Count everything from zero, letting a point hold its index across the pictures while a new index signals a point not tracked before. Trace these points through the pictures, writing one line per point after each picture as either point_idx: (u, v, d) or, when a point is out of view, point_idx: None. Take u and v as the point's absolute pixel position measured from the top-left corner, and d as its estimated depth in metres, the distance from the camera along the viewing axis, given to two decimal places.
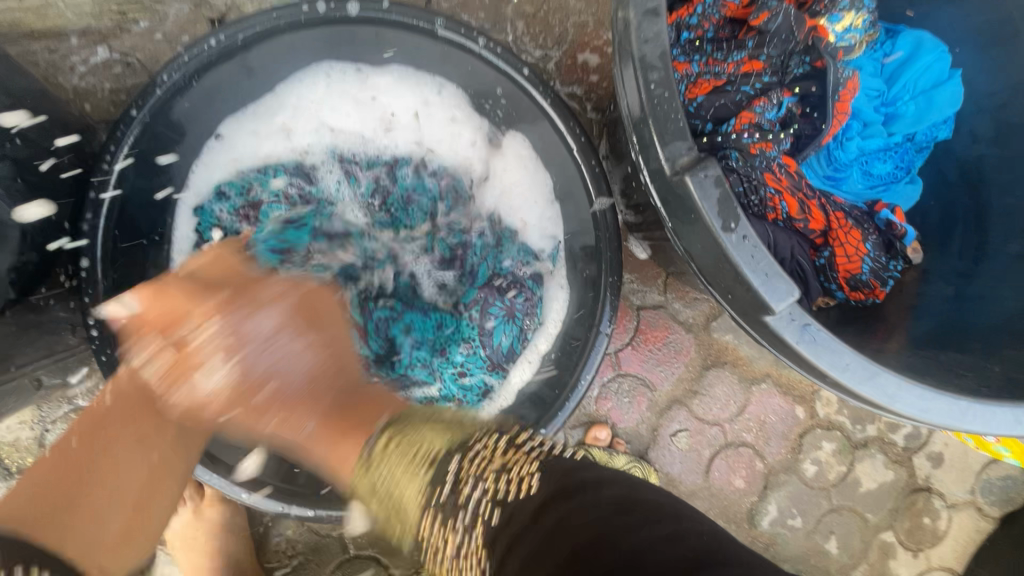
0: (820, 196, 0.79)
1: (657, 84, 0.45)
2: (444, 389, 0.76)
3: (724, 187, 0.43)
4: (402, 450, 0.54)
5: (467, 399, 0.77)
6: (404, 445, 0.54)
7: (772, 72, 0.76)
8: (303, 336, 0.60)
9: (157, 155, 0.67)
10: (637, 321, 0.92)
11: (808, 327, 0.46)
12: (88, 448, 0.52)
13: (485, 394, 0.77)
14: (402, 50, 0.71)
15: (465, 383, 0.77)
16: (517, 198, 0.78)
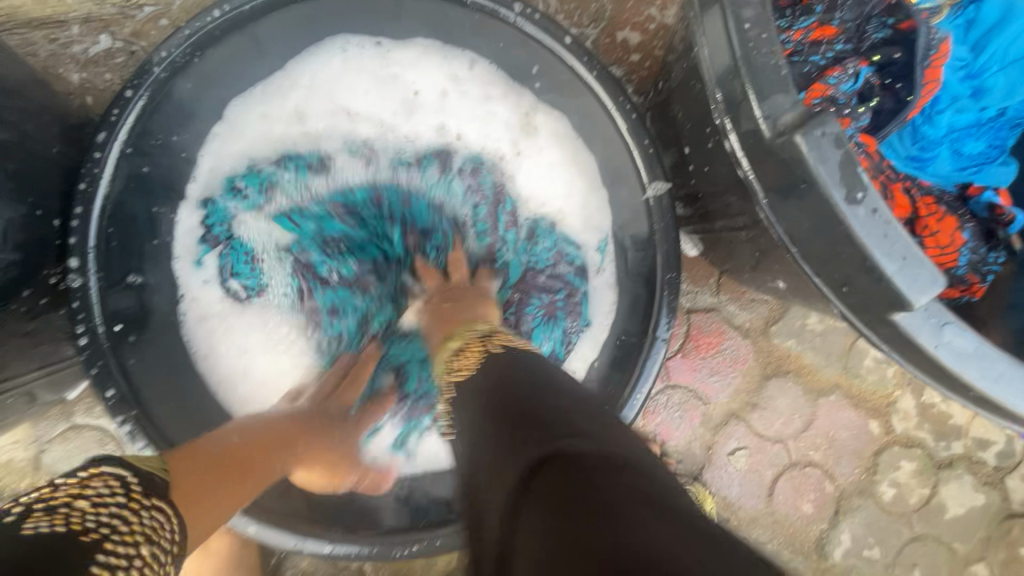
0: (905, 178, 0.69)
1: (753, 26, 0.39)
2: None
3: (843, 148, 0.38)
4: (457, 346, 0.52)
5: None
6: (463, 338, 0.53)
7: (845, 38, 0.67)
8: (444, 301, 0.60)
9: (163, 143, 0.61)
10: (687, 326, 0.82)
11: (948, 327, 0.38)
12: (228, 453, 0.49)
13: None
14: (426, 21, 0.64)
15: None
16: (558, 188, 0.69)
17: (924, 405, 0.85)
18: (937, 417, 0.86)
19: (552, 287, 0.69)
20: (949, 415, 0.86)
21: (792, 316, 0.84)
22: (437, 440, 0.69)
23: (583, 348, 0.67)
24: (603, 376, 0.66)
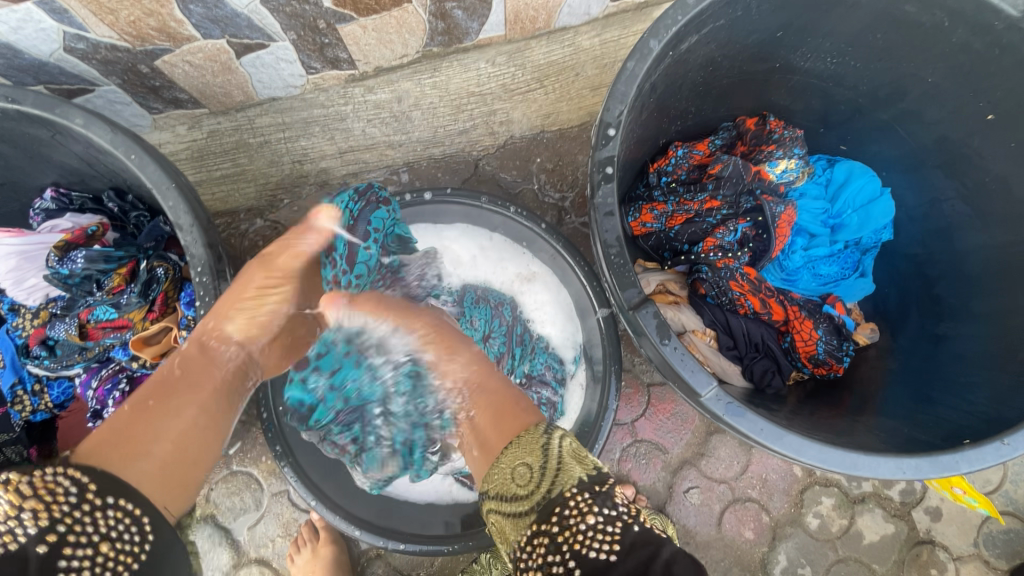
0: (779, 293, 1.04)
1: (615, 255, 0.73)
2: None
3: (659, 317, 0.71)
4: (571, 450, 0.63)
5: None
6: (574, 442, 0.65)
7: (727, 206, 1.03)
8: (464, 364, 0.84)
9: None
10: (649, 395, 1.15)
11: (731, 404, 0.69)
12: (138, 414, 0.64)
13: None
14: (461, 214, 1.04)
15: None
16: (548, 314, 1.07)
17: None
18: None
19: (540, 384, 1.04)
20: None
21: None
22: (455, 482, 1.05)
23: (560, 422, 1.04)
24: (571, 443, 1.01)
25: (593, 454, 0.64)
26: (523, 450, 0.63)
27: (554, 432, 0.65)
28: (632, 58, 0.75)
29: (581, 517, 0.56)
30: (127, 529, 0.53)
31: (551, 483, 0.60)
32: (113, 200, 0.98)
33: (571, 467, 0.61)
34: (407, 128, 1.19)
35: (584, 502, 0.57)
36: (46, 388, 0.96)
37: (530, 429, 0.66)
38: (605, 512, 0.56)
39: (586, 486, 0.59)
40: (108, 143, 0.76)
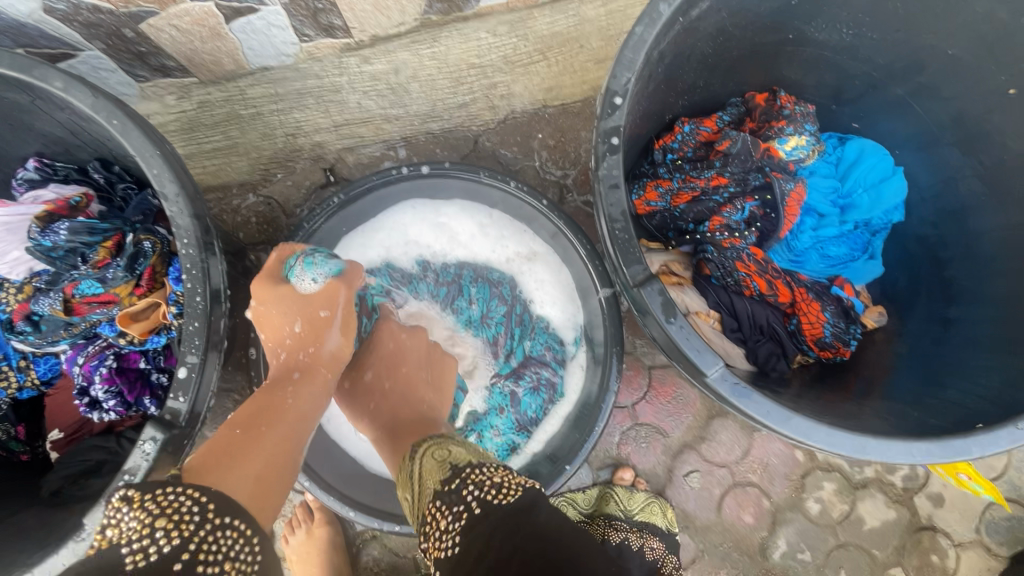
0: (786, 275, 1.01)
1: (620, 231, 0.69)
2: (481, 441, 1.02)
3: (665, 294, 0.67)
4: (438, 457, 0.71)
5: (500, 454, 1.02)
6: (435, 454, 0.71)
7: (735, 184, 1.00)
8: (385, 380, 0.85)
9: None
10: (650, 378, 1.12)
11: (737, 385, 0.67)
12: (241, 424, 0.67)
13: (514, 449, 1.02)
14: (460, 190, 1.01)
15: (500, 440, 1.02)
16: (549, 293, 1.04)
17: None
18: None
19: (540, 365, 1.02)
20: None
21: None
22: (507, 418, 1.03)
23: (560, 404, 1.01)
24: (570, 426, 0.99)
25: (454, 455, 0.71)
26: (400, 482, 0.74)
27: (421, 453, 0.73)
28: (640, 22, 0.72)
29: (437, 527, 0.66)
30: (240, 547, 0.55)
31: (420, 495, 0.70)
32: (99, 171, 0.95)
33: (427, 478, 0.69)
34: (404, 101, 1.15)
35: (438, 510, 0.67)
36: (33, 364, 0.94)
37: (405, 458, 0.74)
38: (451, 512, 0.66)
39: (438, 492, 0.67)
40: (89, 107, 0.72)
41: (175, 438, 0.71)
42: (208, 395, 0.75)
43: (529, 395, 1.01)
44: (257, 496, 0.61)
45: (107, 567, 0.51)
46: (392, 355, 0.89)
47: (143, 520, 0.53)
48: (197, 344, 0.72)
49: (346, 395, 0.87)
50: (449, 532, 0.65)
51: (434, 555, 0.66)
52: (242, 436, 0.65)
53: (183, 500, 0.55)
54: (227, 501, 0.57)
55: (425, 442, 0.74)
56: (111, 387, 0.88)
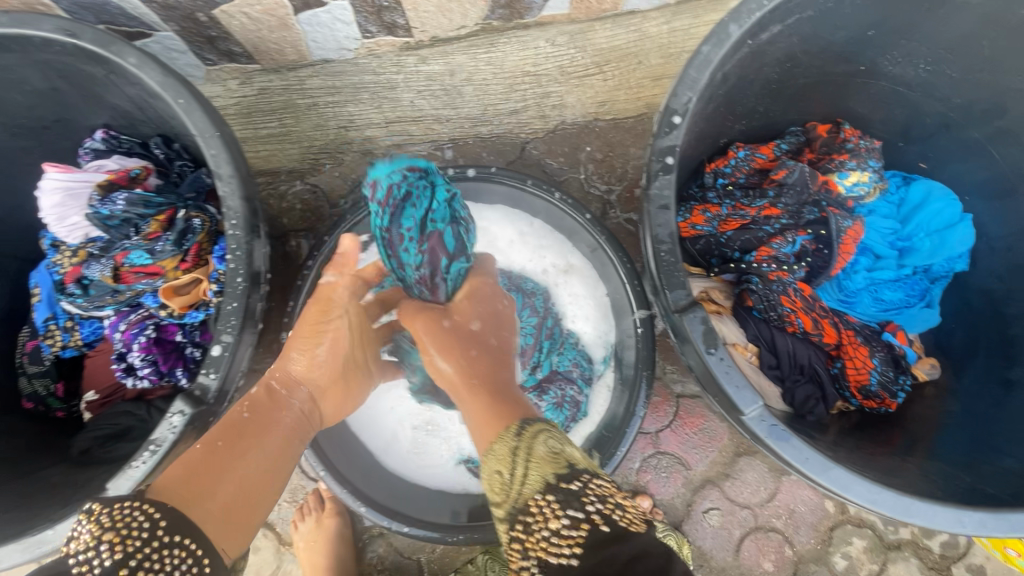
0: (833, 315, 0.96)
1: (665, 253, 0.67)
2: None
3: (707, 323, 0.64)
4: (551, 454, 0.67)
5: None
6: (548, 445, 0.69)
7: (787, 215, 0.96)
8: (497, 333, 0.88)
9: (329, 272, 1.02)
10: (677, 407, 1.09)
11: (775, 427, 0.64)
12: (194, 458, 0.68)
13: None
14: (504, 196, 1.01)
15: None
16: (582, 308, 1.02)
17: None
18: None
19: (565, 381, 1.01)
20: None
21: None
22: None
23: (583, 423, 0.99)
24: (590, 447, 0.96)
25: (569, 451, 0.69)
26: (495, 459, 0.69)
27: (529, 433, 0.70)
28: (707, 42, 0.70)
29: (543, 524, 0.61)
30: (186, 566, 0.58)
31: (520, 483, 0.65)
32: (160, 147, 0.99)
33: (540, 471, 0.65)
34: (457, 103, 1.15)
35: (551, 508, 0.61)
36: (78, 326, 0.98)
37: (504, 432, 0.70)
38: (567, 515, 0.60)
39: (551, 485, 0.63)
40: (157, 85, 0.74)
41: (201, 414, 0.72)
42: (238, 374, 0.76)
43: (552, 410, 1.00)
44: (209, 511, 0.64)
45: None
46: (497, 315, 0.89)
47: (94, 534, 0.57)
48: (234, 324, 0.73)
49: (449, 328, 0.87)
50: (566, 539, 0.59)
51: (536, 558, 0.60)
52: (242, 430, 0.73)
53: (132, 514, 0.58)
54: (179, 519, 0.60)
55: (537, 428, 0.71)
56: (147, 356, 0.90)
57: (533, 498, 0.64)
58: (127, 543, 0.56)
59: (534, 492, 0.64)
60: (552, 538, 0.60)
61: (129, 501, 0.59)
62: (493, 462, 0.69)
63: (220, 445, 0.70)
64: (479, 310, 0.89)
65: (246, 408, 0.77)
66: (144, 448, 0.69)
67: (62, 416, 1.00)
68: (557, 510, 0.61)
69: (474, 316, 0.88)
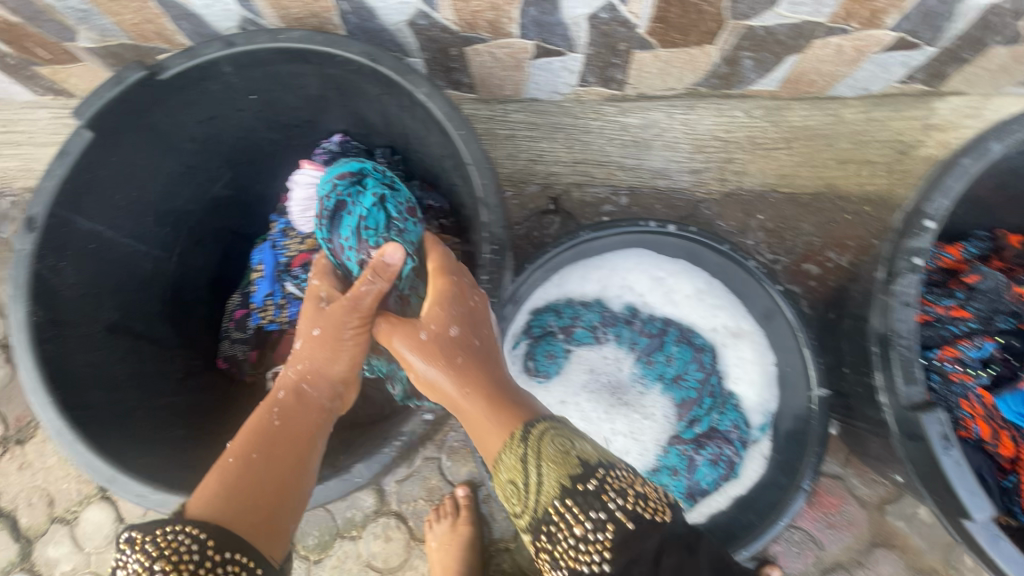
0: (1012, 428, 0.95)
1: (903, 348, 0.70)
2: None
3: (945, 425, 0.67)
4: (558, 450, 0.68)
5: None
6: (555, 443, 0.68)
7: (977, 320, 0.97)
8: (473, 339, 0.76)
9: None
10: (817, 485, 1.10)
11: (999, 539, 0.65)
12: (235, 456, 0.69)
13: None
14: (689, 253, 1.06)
15: None
16: (748, 372, 1.05)
17: None
18: None
19: (722, 441, 1.03)
20: None
21: (905, 502, 1.08)
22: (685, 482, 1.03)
23: (733, 484, 1.02)
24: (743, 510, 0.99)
25: (577, 446, 0.69)
26: (552, 477, 0.68)
27: (535, 434, 0.69)
28: (967, 155, 0.73)
29: (567, 531, 0.68)
30: None
31: (534, 486, 0.69)
32: (384, 157, 1.10)
33: (548, 474, 0.68)
34: (644, 155, 1.22)
35: (571, 512, 0.67)
36: (287, 305, 1.07)
37: (509, 439, 0.70)
38: (590, 518, 0.67)
39: (566, 490, 0.67)
40: (441, 115, 0.83)
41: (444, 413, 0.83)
42: None
43: (707, 466, 1.02)
44: (254, 521, 0.66)
45: None
46: (472, 314, 0.76)
47: (145, 563, 0.62)
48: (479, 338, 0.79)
49: (450, 351, 0.74)
50: (593, 546, 0.67)
51: (570, 566, 0.69)
52: (268, 435, 0.71)
53: (182, 539, 0.62)
54: (226, 536, 0.63)
55: (548, 429, 0.69)
56: None
57: (554, 508, 0.68)
58: (183, 566, 0.61)
59: (557, 501, 0.68)
60: (572, 544, 0.68)
61: (171, 526, 0.64)
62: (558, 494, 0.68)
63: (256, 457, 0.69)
64: (459, 322, 0.75)
65: (277, 415, 0.74)
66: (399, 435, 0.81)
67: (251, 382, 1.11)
68: (571, 515, 0.67)
69: (450, 323, 0.75)
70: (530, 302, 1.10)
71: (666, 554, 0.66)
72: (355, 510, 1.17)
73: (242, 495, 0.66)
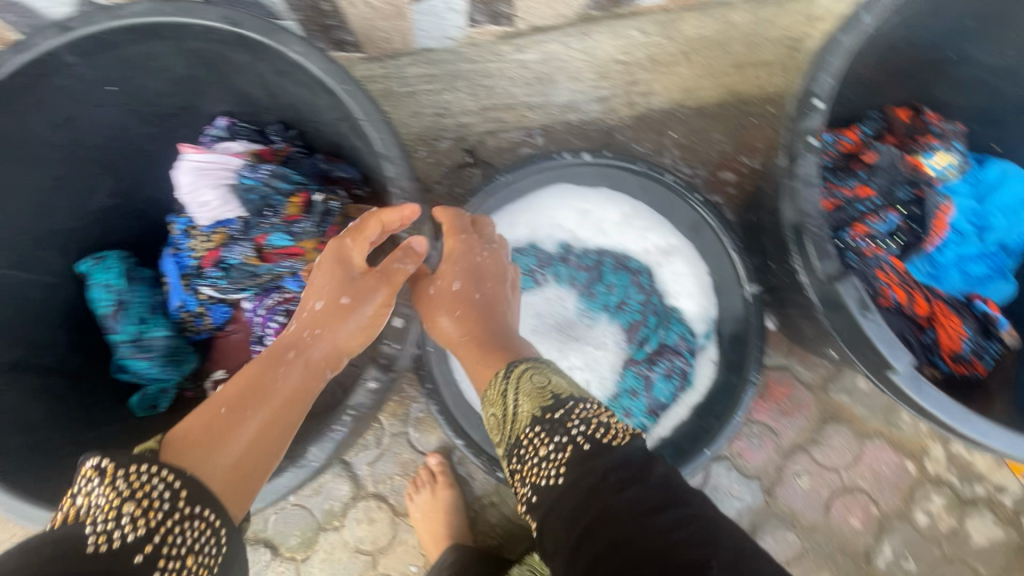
0: (922, 289, 1.01)
1: (814, 224, 0.73)
2: None
3: (859, 289, 0.70)
4: (534, 385, 0.72)
5: None
6: (534, 379, 0.73)
7: (880, 195, 1.02)
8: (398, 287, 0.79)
9: None
10: (766, 379, 1.15)
11: (921, 382, 0.70)
12: (226, 403, 0.65)
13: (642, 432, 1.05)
14: (610, 179, 1.06)
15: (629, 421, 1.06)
16: (685, 286, 1.07)
17: (951, 453, 1.13)
18: (963, 463, 1.13)
19: (673, 354, 1.06)
20: (972, 462, 1.13)
21: (845, 377, 1.15)
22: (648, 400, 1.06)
23: (690, 394, 1.05)
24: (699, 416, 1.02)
25: (554, 383, 0.73)
26: (523, 400, 0.71)
27: (518, 373, 0.75)
28: (842, 30, 0.75)
29: (534, 453, 0.69)
30: (206, 538, 0.57)
31: (516, 413, 0.72)
32: (279, 133, 1.01)
33: (522, 405, 0.71)
34: (549, 91, 1.20)
35: (536, 438, 0.69)
36: (209, 311, 0.99)
37: (496, 377, 0.77)
38: (555, 441, 0.67)
39: (538, 419, 0.69)
40: (322, 72, 0.77)
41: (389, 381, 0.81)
42: None
43: (662, 381, 1.06)
44: (231, 476, 0.61)
45: (73, 549, 0.51)
46: (478, 269, 0.88)
47: (110, 501, 0.53)
48: None
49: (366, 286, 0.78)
50: (554, 462, 0.66)
51: (531, 483, 0.69)
52: (252, 392, 0.67)
53: (153, 482, 0.55)
54: (200, 490, 0.58)
55: (531, 367, 0.75)
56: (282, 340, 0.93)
57: (526, 432, 0.70)
58: (151, 510, 0.54)
59: (532, 429, 0.69)
60: (541, 463, 0.68)
61: (145, 464, 0.56)
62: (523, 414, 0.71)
63: (224, 413, 0.64)
64: (460, 267, 0.88)
65: (224, 403, 0.65)
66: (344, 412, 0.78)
67: (191, 397, 1.02)
68: (544, 437, 0.68)
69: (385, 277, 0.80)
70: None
71: (614, 473, 0.63)
72: (332, 502, 1.14)
73: (222, 434, 0.62)
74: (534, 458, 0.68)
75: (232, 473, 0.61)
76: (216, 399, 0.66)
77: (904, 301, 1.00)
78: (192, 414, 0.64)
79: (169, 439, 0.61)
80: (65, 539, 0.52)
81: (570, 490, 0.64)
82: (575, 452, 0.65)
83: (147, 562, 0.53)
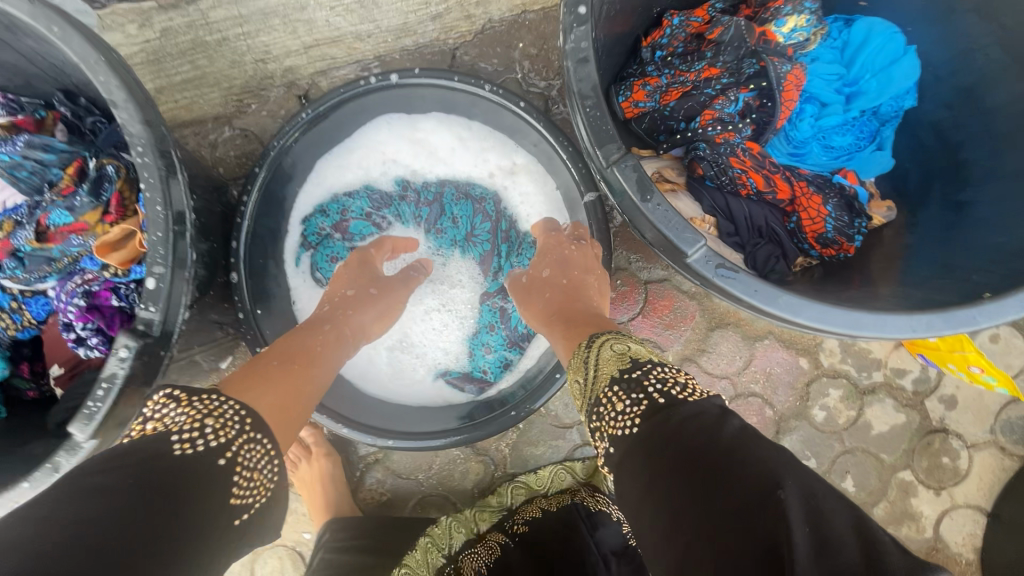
0: (784, 171, 0.94)
1: (591, 107, 0.65)
2: (474, 363, 1.02)
3: (638, 171, 0.64)
4: (614, 351, 0.68)
5: (491, 370, 1.02)
6: (614, 346, 0.69)
7: (728, 74, 0.92)
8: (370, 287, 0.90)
9: (272, 209, 0.98)
10: (646, 295, 1.09)
11: (719, 268, 0.63)
12: (279, 358, 0.72)
13: (507, 366, 1.02)
14: (438, 101, 0.97)
15: (490, 357, 1.02)
16: (533, 207, 1.01)
17: (845, 343, 1.07)
18: (859, 352, 1.08)
19: None
20: (868, 350, 1.07)
21: None
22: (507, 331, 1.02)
23: None
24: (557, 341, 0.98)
25: (631, 348, 0.69)
26: (603, 366, 0.67)
27: (599, 342, 0.70)
28: None
29: (610, 410, 0.63)
30: (264, 462, 0.61)
31: (596, 377, 0.67)
32: (64, 103, 0.91)
33: (603, 367, 0.66)
34: (375, 15, 1.09)
35: (616, 392, 0.63)
36: (24, 305, 0.94)
37: (581, 350, 0.71)
38: (627, 397, 0.61)
39: (617, 378, 0.64)
40: (27, 16, 0.66)
41: (150, 348, 0.68)
42: (182, 307, 0.72)
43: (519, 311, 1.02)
44: (278, 415, 0.65)
45: (154, 451, 0.55)
46: (566, 258, 0.88)
47: (189, 416, 0.58)
48: (161, 254, 0.69)
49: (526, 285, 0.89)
50: (630, 413, 0.60)
51: (609, 435, 0.62)
52: (292, 355, 0.73)
53: (223, 404, 0.61)
54: (259, 418, 0.62)
55: (613, 338, 0.71)
56: (88, 324, 0.87)
57: (607, 390, 0.64)
58: (224, 421, 0.59)
59: (613, 383, 0.64)
60: (617, 417, 0.61)
61: (213, 394, 0.62)
62: (607, 368, 0.66)
63: (276, 366, 0.71)
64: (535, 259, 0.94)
65: (275, 359, 0.72)
66: (98, 386, 0.65)
67: (33, 395, 0.96)
68: (625, 390, 0.62)
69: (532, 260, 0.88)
70: (299, 210, 1.01)
71: (674, 412, 0.57)
72: None
73: (271, 377, 0.68)
74: (614, 412, 0.62)
75: (279, 408, 0.66)
76: (272, 369, 0.70)
77: (765, 187, 0.92)
78: (235, 372, 0.68)
79: (229, 378, 0.67)
80: (147, 446, 0.56)
81: (644, 435, 0.57)
82: (646, 408, 0.59)
83: (226, 466, 0.57)
